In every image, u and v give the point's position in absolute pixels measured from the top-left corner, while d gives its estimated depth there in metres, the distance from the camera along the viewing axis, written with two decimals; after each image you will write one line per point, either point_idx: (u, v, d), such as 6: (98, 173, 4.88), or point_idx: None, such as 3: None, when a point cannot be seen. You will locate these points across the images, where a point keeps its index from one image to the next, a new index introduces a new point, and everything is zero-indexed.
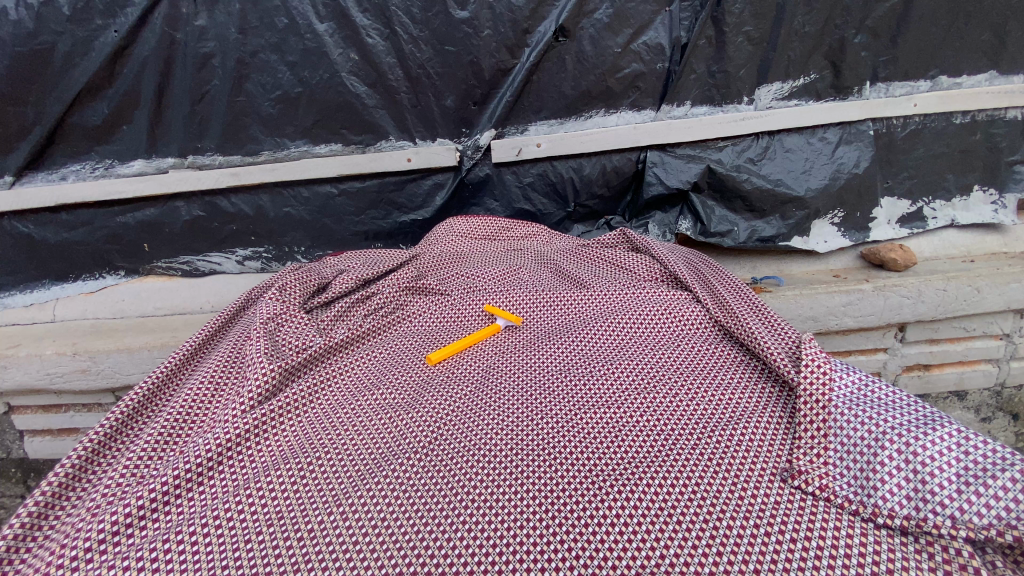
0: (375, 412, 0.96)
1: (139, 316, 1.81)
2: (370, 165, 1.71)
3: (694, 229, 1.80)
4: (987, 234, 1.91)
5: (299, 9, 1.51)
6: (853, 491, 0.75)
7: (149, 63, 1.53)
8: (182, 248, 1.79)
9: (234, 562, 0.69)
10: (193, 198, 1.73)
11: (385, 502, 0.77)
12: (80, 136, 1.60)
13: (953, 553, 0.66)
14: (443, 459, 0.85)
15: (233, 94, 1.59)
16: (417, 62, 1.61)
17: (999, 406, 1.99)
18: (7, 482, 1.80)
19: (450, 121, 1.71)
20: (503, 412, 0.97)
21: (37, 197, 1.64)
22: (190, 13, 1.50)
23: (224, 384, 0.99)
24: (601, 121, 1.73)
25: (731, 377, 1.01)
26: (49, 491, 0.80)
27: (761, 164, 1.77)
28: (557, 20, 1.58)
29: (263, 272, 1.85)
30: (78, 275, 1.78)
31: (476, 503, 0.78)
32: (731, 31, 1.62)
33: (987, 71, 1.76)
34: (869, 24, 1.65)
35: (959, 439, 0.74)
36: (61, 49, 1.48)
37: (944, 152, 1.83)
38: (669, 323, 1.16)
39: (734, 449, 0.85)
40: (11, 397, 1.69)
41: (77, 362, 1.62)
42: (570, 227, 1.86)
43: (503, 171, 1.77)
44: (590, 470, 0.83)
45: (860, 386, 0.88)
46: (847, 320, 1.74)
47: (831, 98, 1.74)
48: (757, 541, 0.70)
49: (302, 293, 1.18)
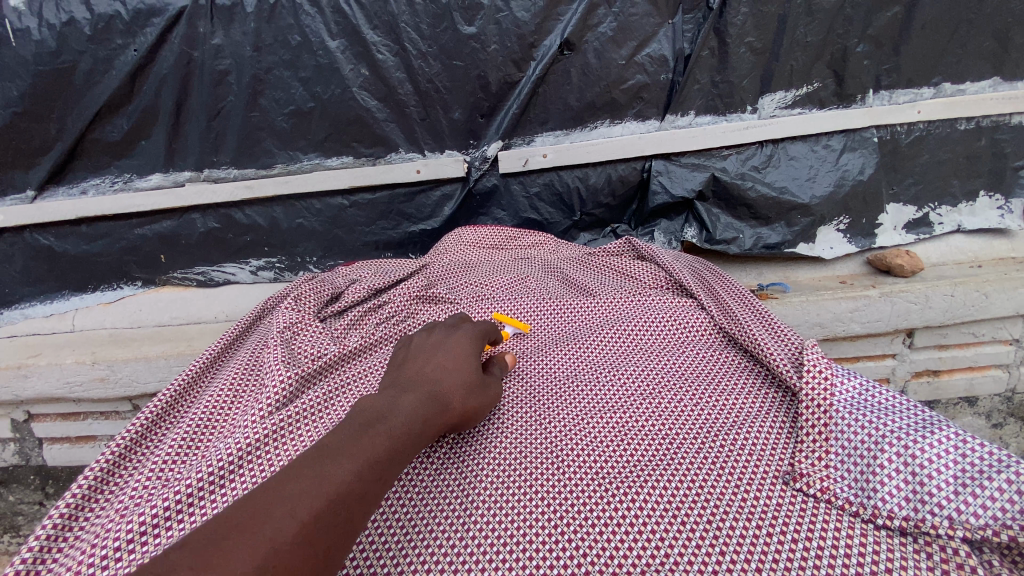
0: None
1: (155, 325, 1.86)
2: (380, 176, 1.75)
3: (700, 237, 1.83)
4: (993, 239, 1.93)
5: (312, 27, 1.56)
6: (854, 493, 0.76)
7: (168, 79, 1.58)
8: (198, 259, 1.84)
9: None
10: (209, 211, 1.78)
11: (401, 503, 0.81)
12: (101, 151, 1.65)
13: (949, 552, 0.67)
14: (458, 460, 0.89)
15: (249, 109, 1.64)
16: (427, 76, 1.65)
17: (1010, 411, 1.99)
18: (27, 489, 1.84)
19: (458, 133, 1.75)
20: (512, 415, 0.98)
21: (57, 210, 1.69)
22: (207, 33, 1.55)
23: (244, 391, 1.02)
24: (607, 131, 1.76)
25: (736, 382, 1.02)
26: (80, 493, 0.83)
27: (766, 171, 1.79)
28: (562, 34, 1.61)
29: (275, 282, 1.89)
30: (97, 285, 1.83)
31: (489, 504, 0.81)
32: (734, 42, 1.65)
33: (990, 78, 1.77)
34: (871, 33, 1.66)
35: (957, 442, 0.75)
36: (82, 68, 1.53)
37: (949, 158, 1.84)
38: (675, 330, 1.18)
39: (742, 453, 0.87)
40: (31, 405, 1.75)
41: (95, 371, 1.67)
42: (577, 236, 1.90)
43: (510, 181, 1.81)
44: (597, 474, 0.85)
45: (860, 391, 0.88)
46: (853, 326, 1.76)
47: (835, 106, 1.76)
48: (759, 541, 0.73)
49: (316, 301, 1.23)
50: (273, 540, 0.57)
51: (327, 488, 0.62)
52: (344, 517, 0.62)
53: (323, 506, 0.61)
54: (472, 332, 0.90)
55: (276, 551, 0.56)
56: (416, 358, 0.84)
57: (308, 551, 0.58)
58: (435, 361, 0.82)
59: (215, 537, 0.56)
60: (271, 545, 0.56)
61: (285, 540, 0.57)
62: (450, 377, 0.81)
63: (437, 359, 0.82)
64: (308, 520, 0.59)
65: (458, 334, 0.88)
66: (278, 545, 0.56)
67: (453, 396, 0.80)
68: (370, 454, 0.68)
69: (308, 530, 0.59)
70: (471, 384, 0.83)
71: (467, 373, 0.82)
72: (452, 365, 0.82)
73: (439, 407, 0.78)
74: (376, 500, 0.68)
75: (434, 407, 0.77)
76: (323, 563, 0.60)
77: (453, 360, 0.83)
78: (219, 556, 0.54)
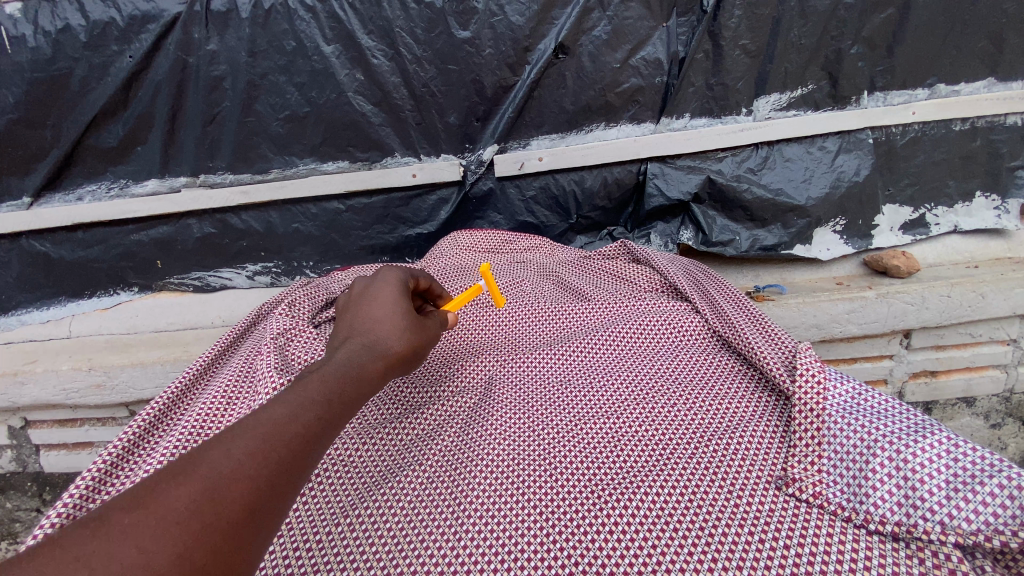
0: (376, 409, 1.00)
1: (152, 331, 1.86)
2: (377, 181, 1.75)
3: (696, 239, 1.83)
4: (989, 239, 1.93)
5: (307, 33, 1.56)
6: (846, 498, 0.76)
7: (163, 85, 1.58)
8: (194, 265, 1.84)
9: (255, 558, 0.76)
10: (205, 216, 1.77)
11: (390, 512, 0.81)
12: (96, 157, 1.65)
13: (941, 558, 0.68)
14: (450, 467, 0.89)
15: (244, 114, 1.64)
16: (422, 80, 1.65)
17: (1008, 411, 2.00)
18: (24, 495, 1.85)
19: (453, 137, 1.74)
20: (506, 421, 0.98)
21: (54, 217, 1.69)
22: (202, 39, 1.54)
23: (236, 398, 1.01)
24: (602, 134, 1.77)
25: (729, 387, 1.02)
26: (73, 502, 0.83)
27: (762, 173, 1.79)
28: (557, 37, 1.61)
29: (272, 287, 1.89)
30: (93, 291, 1.83)
31: (481, 510, 0.81)
32: (729, 44, 1.65)
33: (985, 78, 1.77)
34: (865, 35, 1.66)
35: (949, 446, 0.75)
36: (77, 75, 1.53)
37: (944, 158, 1.84)
38: (668, 334, 1.17)
39: (733, 457, 0.87)
40: (27, 412, 1.75)
41: (92, 377, 1.68)
42: (573, 238, 1.90)
43: (507, 184, 1.81)
44: (589, 479, 0.85)
45: (853, 395, 0.88)
46: (850, 327, 1.76)
47: (830, 107, 1.76)
48: (751, 546, 0.73)
49: (311, 307, 1.23)
50: (208, 479, 0.56)
51: (258, 430, 0.61)
52: (283, 458, 0.61)
53: (255, 447, 0.60)
54: (398, 283, 0.90)
55: (212, 489, 0.55)
56: (348, 316, 0.86)
57: (241, 487, 0.57)
58: (364, 314, 0.84)
59: (145, 483, 0.55)
60: (203, 485, 0.55)
61: (219, 476, 0.56)
62: (381, 324, 0.82)
63: (365, 311, 0.84)
64: (241, 461, 0.58)
65: (382, 286, 0.89)
66: (210, 484, 0.56)
67: (388, 339, 0.81)
68: (306, 394, 0.68)
69: (247, 467, 0.59)
70: (406, 326, 0.83)
71: (398, 316, 0.83)
72: (380, 313, 0.83)
73: (377, 353, 0.79)
74: (321, 445, 0.66)
75: (370, 356, 0.78)
76: (268, 499, 0.59)
77: (379, 308, 0.84)
78: (153, 494, 0.53)
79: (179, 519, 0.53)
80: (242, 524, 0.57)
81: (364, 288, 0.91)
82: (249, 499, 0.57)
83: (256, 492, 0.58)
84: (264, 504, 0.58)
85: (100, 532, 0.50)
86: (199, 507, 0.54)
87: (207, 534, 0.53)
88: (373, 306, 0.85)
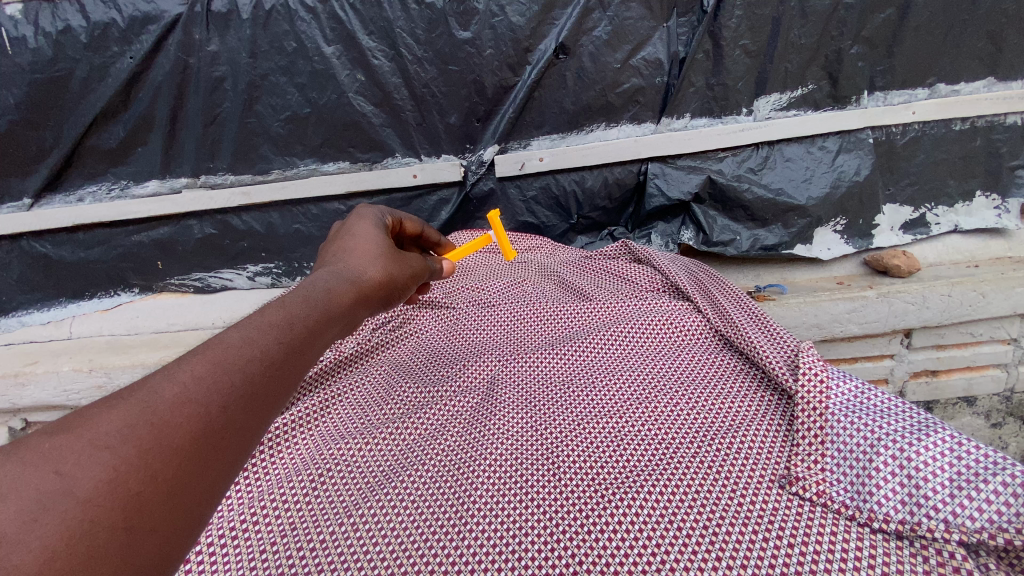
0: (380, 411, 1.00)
1: (154, 332, 1.85)
2: (378, 181, 1.75)
3: (697, 239, 1.83)
4: (990, 238, 1.93)
5: (307, 34, 1.56)
6: (851, 496, 0.77)
7: (164, 86, 1.58)
8: (195, 266, 1.84)
9: (262, 563, 0.75)
10: (206, 217, 1.77)
11: (393, 513, 0.81)
12: (97, 158, 1.65)
13: (946, 556, 0.68)
14: (453, 467, 0.89)
15: (244, 115, 1.64)
16: (423, 81, 1.65)
17: (1009, 410, 2.00)
18: None
19: (454, 137, 1.75)
20: (508, 421, 0.98)
21: (54, 217, 1.69)
22: (203, 40, 1.54)
23: None
24: (602, 134, 1.77)
25: (731, 386, 1.02)
26: None
27: (762, 173, 1.80)
28: (557, 37, 1.61)
29: (273, 288, 1.90)
30: (94, 292, 1.83)
31: (484, 510, 0.81)
32: (729, 44, 1.64)
33: (985, 78, 1.77)
34: (866, 35, 1.66)
35: (952, 444, 0.75)
36: (78, 76, 1.53)
37: (944, 158, 1.85)
38: (670, 333, 1.17)
39: (736, 457, 0.87)
40: (29, 413, 1.76)
41: (94, 378, 1.69)
42: (574, 239, 1.91)
43: (507, 184, 1.82)
44: (592, 479, 0.85)
45: (856, 394, 0.88)
46: (851, 327, 1.76)
47: (830, 107, 1.77)
48: (755, 545, 0.73)
49: None
50: (146, 402, 0.47)
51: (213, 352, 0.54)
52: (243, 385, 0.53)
53: (207, 368, 0.52)
54: (374, 220, 0.93)
55: (152, 411, 0.47)
56: (325, 250, 0.87)
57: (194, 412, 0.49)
58: (342, 244, 0.86)
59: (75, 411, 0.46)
60: (143, 410, 0.47)
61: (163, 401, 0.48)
62: (356, 253, 0.83)
63: (342, 244, 0.86)
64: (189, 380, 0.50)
65: (360, 225, 0.92)
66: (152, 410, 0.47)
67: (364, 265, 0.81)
68: (263, 320, 0.60)
69: (194, 390, 0.50)
70: (383, 257, 0.85)
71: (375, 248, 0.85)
72: (358, 245, 0.85)
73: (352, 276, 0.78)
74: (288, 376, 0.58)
75: (346, 277, 0.77)
76: (225, 426, 0.50)
77: (355, 241, 0.86)
78: (78, 420, 0.45)
79: (112, 442, 0.44)
80: (191, 454, 0.47)
81: (342, 228, 0.93)
82: (202, 421, 0.49)
83: (208, 417, 0.49)
84: (218, 431, 0.50)
85: (11, 458, 0.41)
86: (138, 430, 0.46)
87: (148, 459, 0.45)
88: (350, 240, 0.87)
